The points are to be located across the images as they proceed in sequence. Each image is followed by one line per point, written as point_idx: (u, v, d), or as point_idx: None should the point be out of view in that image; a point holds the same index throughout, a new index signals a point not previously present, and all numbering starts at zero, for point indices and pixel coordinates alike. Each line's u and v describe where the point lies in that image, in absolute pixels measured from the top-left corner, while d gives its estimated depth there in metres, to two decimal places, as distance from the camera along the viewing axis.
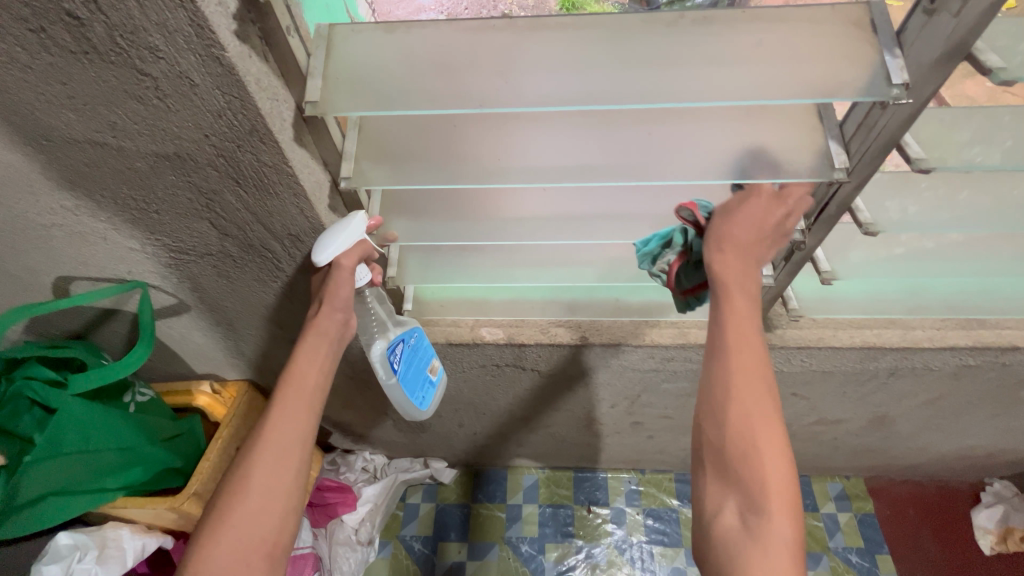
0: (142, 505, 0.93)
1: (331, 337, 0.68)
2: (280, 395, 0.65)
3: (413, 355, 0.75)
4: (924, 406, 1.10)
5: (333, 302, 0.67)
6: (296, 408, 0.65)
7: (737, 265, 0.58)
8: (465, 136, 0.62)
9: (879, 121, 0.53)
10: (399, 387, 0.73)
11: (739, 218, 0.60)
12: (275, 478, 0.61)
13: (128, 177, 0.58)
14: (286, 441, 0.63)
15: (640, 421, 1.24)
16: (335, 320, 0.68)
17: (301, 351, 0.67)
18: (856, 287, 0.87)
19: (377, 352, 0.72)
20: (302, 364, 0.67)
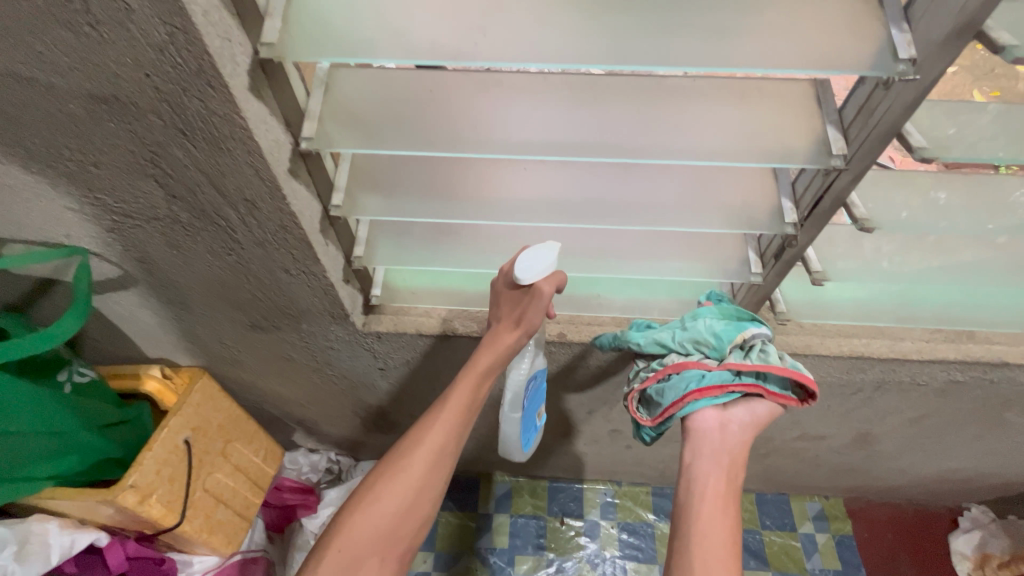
0: (72, 497, 0.84)
1: (505, 353, 0.73)
2: (455, 386, 0.74)
3: (535, 392, 0.85)
4: (908, 424, 1.07)
5: (530, 318, 0.71)
6: (459, 407, 0.73)
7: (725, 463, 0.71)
8: (442, 102, 0.57)
9: (880, 104, 0.50)
10: (518, 420, 0.82)
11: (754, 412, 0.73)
12: (438, 459, 0.73)
13: (61, 122, 0.52)
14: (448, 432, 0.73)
15: (618, 429, 1.19)
16: (519, 331, 0.72)
17: (482, 353, 0.73)
18: (844, 295, 0.84)
19: (513, 381, 0.79)
20: (480, 362, 0.73)
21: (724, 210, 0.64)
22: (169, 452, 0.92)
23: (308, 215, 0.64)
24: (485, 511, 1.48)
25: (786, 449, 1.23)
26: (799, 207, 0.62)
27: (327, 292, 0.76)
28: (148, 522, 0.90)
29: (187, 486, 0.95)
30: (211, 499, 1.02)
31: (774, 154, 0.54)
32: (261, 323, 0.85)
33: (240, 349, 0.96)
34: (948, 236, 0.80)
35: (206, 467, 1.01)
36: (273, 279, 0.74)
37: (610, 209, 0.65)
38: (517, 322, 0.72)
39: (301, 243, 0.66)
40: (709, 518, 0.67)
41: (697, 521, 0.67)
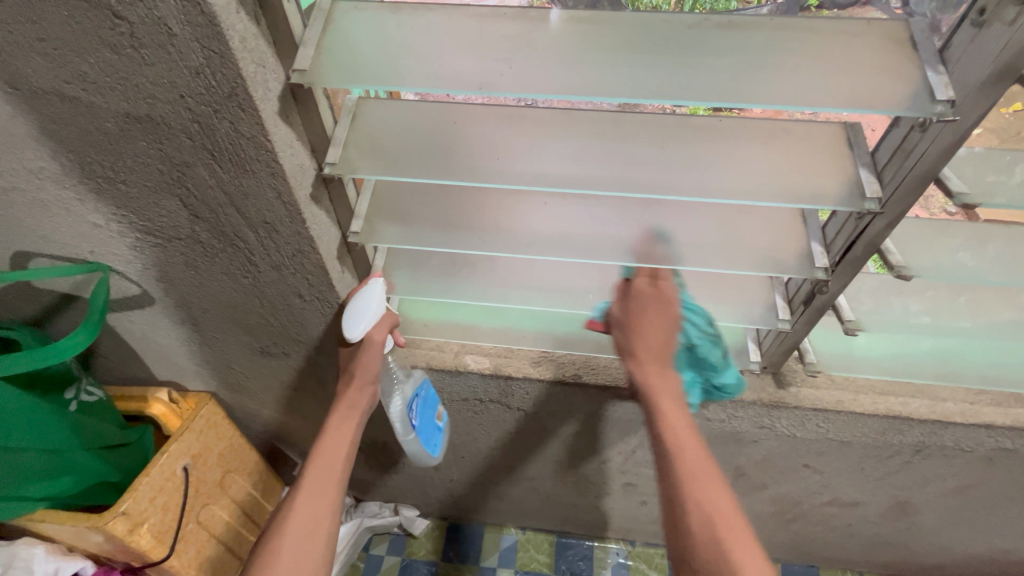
0: (62, 521, 0.82)
1: (360, 401, 0.72)
2: (322, 440, 0.71)
3: (425, 406, 0.82)
4: (951, 495, 0.98)
5: (364, 376, 0.72)
6: (323, 483, 0.67)
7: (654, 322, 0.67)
8: (465, 132, 0.58)
9: (916, 146, 0.48)
10: (417, 441, 0.81)
11: (639, 337, 0.66)
12: (304, 555, 0.62)
13: (97, 140, 0.54)
14: (312, 517, 0.65)
15: (633, 482, 1.12)
16: (364, 391, 0.72)
17: (331, 426, 0.72)
18: (879, 348, 0.80)
19: (394, 409, 0.79)
20: (331, 436, 0.71)
21: (750, 253, 0.62)
22: (166, 480, 0.88)
23: (326, 241, 0.64)
24: (488, 564, 1.39)
25: (815, 516, 1.14)
26: (830, 252, 0.60)
27: (338, 321, 0.74)
28: (136, 552, 0.86)
29: (179, 516, 0.92)
30: (204, 532, 0.98)
31: (804, 196, 0.52)
32: (271, 349, 0.84)
33: (248, 376, 0.94)
34: (987, 291, 0.76)
35: (202, 497, 0.97)
36: (285, 305, 0.73)
37: (630, 247, 0.63)
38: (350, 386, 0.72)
39: (317, 268, 0.66)
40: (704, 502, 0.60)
41: (706, 513, 0.60)
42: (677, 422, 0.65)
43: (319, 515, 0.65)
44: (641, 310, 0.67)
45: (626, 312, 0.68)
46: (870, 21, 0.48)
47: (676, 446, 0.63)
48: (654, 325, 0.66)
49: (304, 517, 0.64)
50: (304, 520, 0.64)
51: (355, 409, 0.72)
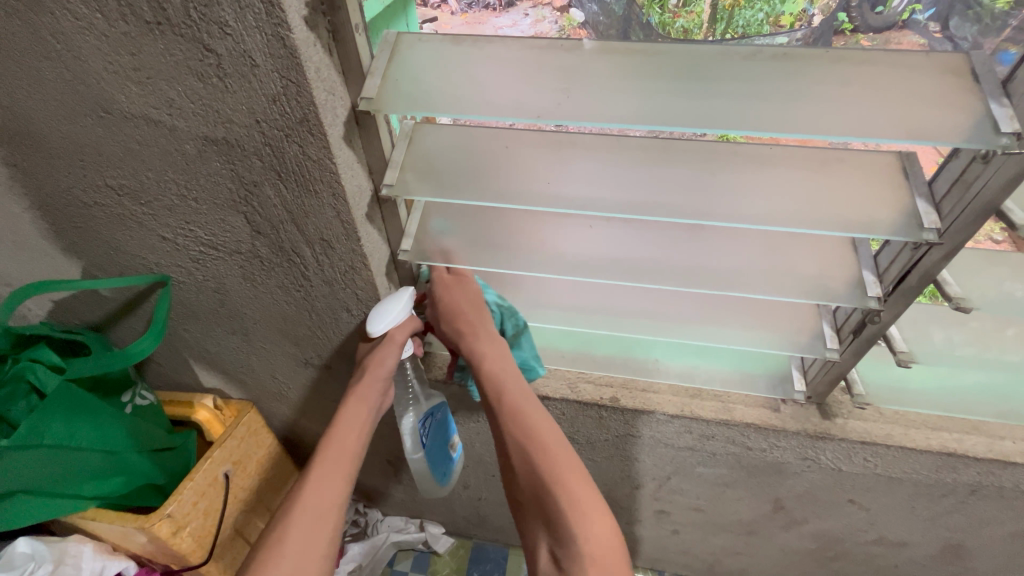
0: (112, 520, 0.85)
1: (374, 390, 0.71)
2: (336, 428, 0.70)
3: (440, 430, 0.80)
4: (1010, 540, 0.93)
5: (377, 373, 0.71)
6: (332, 473, 0.67)
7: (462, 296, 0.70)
8: (515, 156, 0.59)
9: (978, 177, 0.48)
10: (423, 461, 0.77)
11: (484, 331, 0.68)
12: (310, 545, 0.62)
13: (175, 159, 0.57)
14: (320, 508, 0.65)
15: (666, 510, 1.10)
16: (376, 388, 0.71)
17: (342, 417, 0.71)
18: (930, 381, 0.78)
19: (406, 424, 0.76)
20: (340, 428, 0.70)
21: (799, 280, 0.61)
22: (208, 485, 0.91)
23: (377, 258, 0.67)
24: None
25: (860, 555, 1.09)
26: (884, 281, 0.59)
27: None
28: (176, 555, 0.89)
29: (217, 521, 0.94)
30: (238, 538, 1.02)
31: (860, 226, 0.52)
32: (314, 360, 0.87)
33: (290, 386, 0.97)
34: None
35: (238, 504, 1.00)
36: (333, 318, 0.76)
37: (673, 271, 0.64)
38: (362, 381, 0.71)
39: (367, 284, 0.68)
40: (571, 471, 0.61)
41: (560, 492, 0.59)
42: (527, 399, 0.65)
43: (327, 504, 0.65)
44: (454, 292, 0.70)
45: (443, 292, 0.70)
46: (927, 54, 0.48)
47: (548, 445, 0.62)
48: (462, 303, 0.69)
49: (312, 506, 0.65)
50: (312, 509, 0.65)
51: (367, 401, 0.70)
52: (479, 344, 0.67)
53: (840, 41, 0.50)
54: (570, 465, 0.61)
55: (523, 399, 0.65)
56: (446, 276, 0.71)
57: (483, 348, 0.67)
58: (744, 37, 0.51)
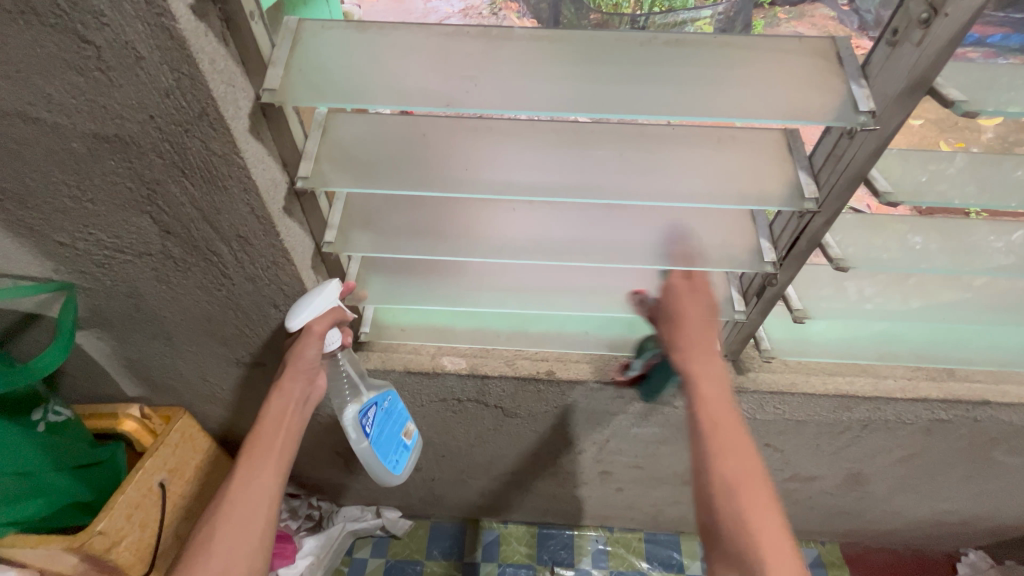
0: (34, 544, 0.80)
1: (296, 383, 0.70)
2: (263, 423, 0.70)
3: (386, 419, 0.78)
4: (898, 465, 1.07)
5: (299, 363, 0.69)
6: (261, 472, 0.67)
7: (697, 306, 0.68)
8: (435, 143, 0.60)
9: (846, 151, 0.53)
10: (371, 450, 0.75)
11: (685, 326, 0.67)
12: (241, 543, 0.64)
13: (61, 159, 0.53)
14: (250, 507, 0.66)
15: (609, 471, 1.17)
16: (298, 379, 0.70)
17: (268, 411, 0.71)
18: (827, 334, 0.87)
19: (348, 416, 0.75)
20: (266, 426, 0.70)
21: (702, 250, 0.67)
22: (142, 497, 0.87)
23: (300, 252, 0.66)
24: (472, 560, 1.42)
25: (779, 492, 1.21)
26: (777, 246, 0.65)
27: None
28: (114, 570, 0.86)
29: (156, 532, 0.91)
30: (180, 547, 0.98)
31: (752, 198, 0.57)
32: (246, 359, 0.85)
33: (223, 388, 0.94)
34: (932, 277, 0.82)
35: (179, 512, 0.96)
36: (261, 315, 0.74)
37: (596, 247, 0.67)
38: (285, 374, 0.71)
39: (292, 278, 0.67)
40: (746, 501, 0.60)
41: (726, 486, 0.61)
42: (722, 410, 0.65)
43: (258, 504, 0.66)
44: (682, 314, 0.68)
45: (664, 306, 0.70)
46: (800, 39, 0.53)
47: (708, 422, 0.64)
48: (693, 317, 0.68)
49: (242, 506, 0.65)
50: (240, 509, 0.65)
51: (290, 396, 0.71)
52: (694, 364, 0.66)
53: (759, 15, 0.57)
54: (746, 470, 0.62)
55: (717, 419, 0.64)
56: (683, 284, 0.69)
57: (693, 364, 0.66)
58: (670, 11, 0.55)
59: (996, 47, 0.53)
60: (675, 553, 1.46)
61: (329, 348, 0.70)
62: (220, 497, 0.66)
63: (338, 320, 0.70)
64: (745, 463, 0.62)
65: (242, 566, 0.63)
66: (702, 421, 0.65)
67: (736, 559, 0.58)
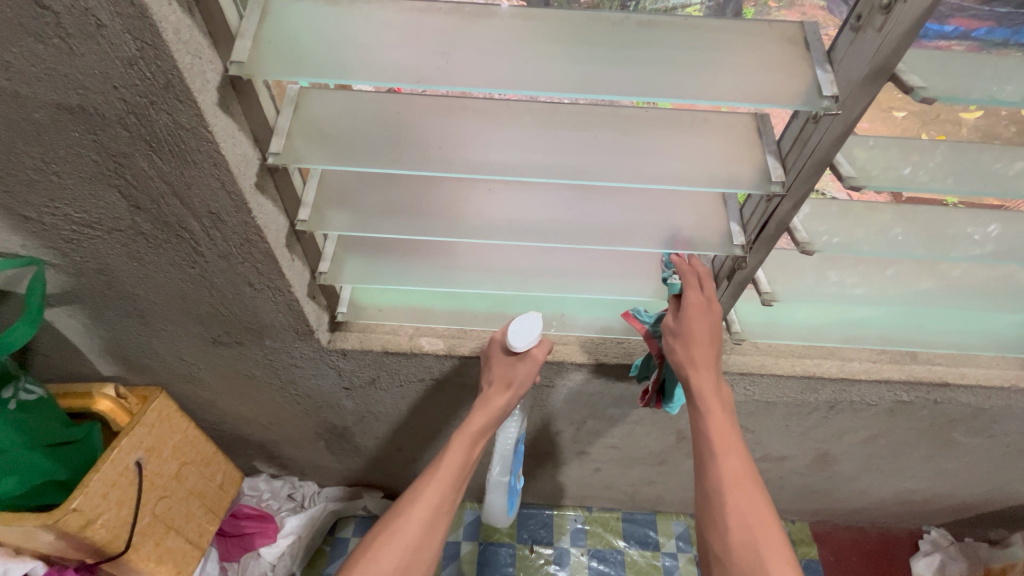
0: (9, 522, 0.80)
1: (495, 414, 0.78)
2: (456, 438, 0.76)
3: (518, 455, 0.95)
4: (863, 445, 1.11)
5: (518, 386, 0.79)
6: (446, 480, 0.73)
7: (702, 322, 0.69)
8: (410, 122, 0.59)
9: (813, 135, 0.55)
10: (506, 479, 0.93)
11: (696, 344, 0.69)
12: (429, 541, 0.69)
13: (24, 130, 0.52)
14: (440, 511, 0.71)
15: (587, 451, 1.20)
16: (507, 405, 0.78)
17: (467, 427, 0.77)
18: (797, 317, 0.89)
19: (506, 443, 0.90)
20: (457, 442, 0.76)
21: (673, 232, 0.68)
22: (119, 475, 0.87)
23: (274, 230, 0.65)
24: (452, 539, 1.45)
25: None
26: (748, 230, 0.67)
27: (292, 307, 0.76)
28: (90, 547, 0.87)
29: (134, 509, 0.91)
30: (161, 525, 0.98)
31: (722, 180, 0.58)
32: (223, 338, 0.84)
33: (200, 368, 0.93)
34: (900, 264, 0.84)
35: (158, 490, 0.96)
36: (236, 294, 0.74)
37: (572, 229, 0.68)
38: (496, 392, 0.79)
39: (266, 257, 0.67)
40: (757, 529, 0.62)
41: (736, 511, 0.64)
42: (730, 436, 0.67)
43: (440, 515, 0.71)
44: (694, 320, 0.69)
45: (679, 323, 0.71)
46: (770, 23, 0.53)
47: (720, 447, 0.66)
48: (702, 332, 0.69)
49: (436, 507, 0.71)
50: (433, 513, 0.70)
51: (489, 418, 0.77)
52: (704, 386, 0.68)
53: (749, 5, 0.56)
54: (749, 500, 0.64)
55: (729, 445, 0.67)
56: (698, 298, 0.70)
57: (704, 382, 0.68)
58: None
59: (980, 41, 0.53)
60: (651, 531, 1.50)
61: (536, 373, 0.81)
62: (410, 495, 0.72)
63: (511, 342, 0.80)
64: (750, 492, 0.64)
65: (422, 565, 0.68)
66: (713, 443, 0.67)
67: None
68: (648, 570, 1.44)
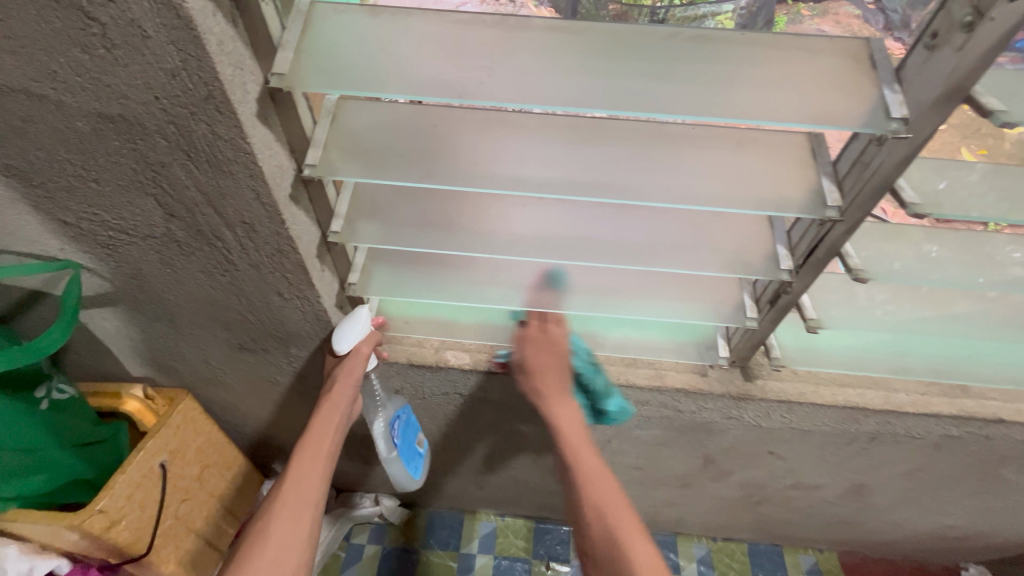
0: (36, 520, 0.81)
1: (340, 404, 0.77)
2: (309, 432, 0.76)
3: (407, 429, 0.89)
4: (903, 478, 1.05)
5: (347, 380, 0.77)
6: (309, 474, 0.73)
7: (544, 349, 0.77)
8: (445, 135, 0.58)
9: (874, 158, 0.51)
10: (398, 459, 0.86)
11: (541, 367, 0.76)
12: (293, 537, 0.68)
13: (66, 138, 0.52)
14: (303, 505, 0.71)
15: (609, 470, 1.16)
16: (346, 396, 0.77)
17: (313, 423, 0.77)
18: (839, 344, 0.84)
19: (377, 427, 0.86)
20: (313, 436, 0.76)
21: (714, 255, 0.65)
22: (143, 477, 0.88)
23: (306, 240, 0.64)
24: (467, 551, 1.43)
25: (780, 499, 1.20)
26: (795, 254, 0.63)
27: (320, 317, 0.75)
28: (113, 548, 0.87)
29: (157, 512, 0.92)
30: (181, 527, 0.99)
31: (771, 203, 0.55)
32: (249, 345, 0.84)
33: (225, 372, 0.93)
34: (955, 291, 0.79)
35: (180, 492, 0.97)
36: (264, 303, 0.73)
37: (604, 247, 0.65)
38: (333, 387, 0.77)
39: (297, 267, 0.66)
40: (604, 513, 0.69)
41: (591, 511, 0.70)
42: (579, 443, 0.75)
43: (305, 508, 0.71)
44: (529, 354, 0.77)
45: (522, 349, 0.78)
46: (834, 38, 0.50)
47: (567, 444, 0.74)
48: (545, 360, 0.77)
49: (298, 502, 0.71)
50: (294, 506, 0.70)
51: (336, 408, 0.77)
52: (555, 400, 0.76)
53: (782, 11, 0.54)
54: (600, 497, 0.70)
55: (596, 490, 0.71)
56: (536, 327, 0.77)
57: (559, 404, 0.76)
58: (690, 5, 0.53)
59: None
60: (671, 553, 1.45)
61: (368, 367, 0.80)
62: (272, 499, 0.72)
63: (377, 342, 0.79)
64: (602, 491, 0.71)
65: (293, 559, 0.67)
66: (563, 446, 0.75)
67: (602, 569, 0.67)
68: None
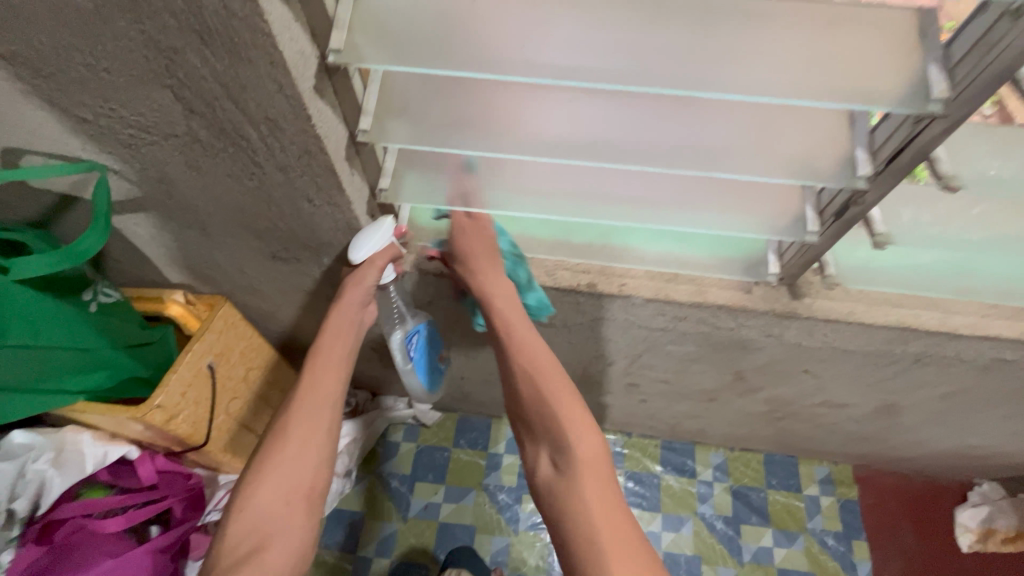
0: (103, 412, 0.87)
1: (347, 311, 0.75)
2: (323, 336, 0.75)
3: (427, 344, 0.88)
4: (938, 400, 1.04)
5: (357, 289, 0.74)
6: (324, 377, 0.73)
7: (474, 236, 0.74)
8: (484, 15, 0.51)
9: (1002, 37, 0.43)
10: (413, 371, 0.87)
11: (471, 257, 0.74)
12: (312, 434, 0.71)
13: (69, 19, 0.47)
14: (319, 406, 0.72)
15: (636, 383, 1.18)
16: (355, 303, 0.75)
17: (327, 328, 0.75)
18: (900, 261, 0.78)
19: (395, 339, 0.85)
20: (325, 341, 0.75)
21: (780, 158, 0.58)
22: (194, 376, 0.93)
23: (334, 140, 0.60)
24: (495, 451, 1.52)
25: (805, 415, 1.21)
26: (876, 158, 0.56)
27: (352, 225, 0.73)
28: (175, 438, 0.95)
29: (210, 408, 0.98)
30: (232, 422, 1.06)
31: (863, 96, 0.47)
32: (283, 254, 0.83)
33: (260, 280, 0.94)
34: None
35: (229, 391, 1.03)
36: (295, 209, 0.71)
37: (656, 150, 0.59)
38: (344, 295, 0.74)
39: (325, 170, 0.62)
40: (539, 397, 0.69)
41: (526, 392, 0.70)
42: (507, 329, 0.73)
43: (321, 408, 0.72)
44: (463, 236, 0.74)
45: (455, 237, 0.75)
46: None
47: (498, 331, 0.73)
48: (476, 245, 0.74)
49: (314, 403, 0.72)
50: (312, 407, 0.71)
51: (346, 316, 0.75)
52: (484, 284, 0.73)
53: None
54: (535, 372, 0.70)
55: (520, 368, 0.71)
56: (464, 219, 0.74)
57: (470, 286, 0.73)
58: None
59: None
60: (688, 460, 1.52)
61: (382, 280, 0.76)
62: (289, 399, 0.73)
63: (395, 257, 0.75)
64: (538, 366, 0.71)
65: (314, 455, 0.70)
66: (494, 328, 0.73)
67: (559, 455, 0.67)
68: (683, 495, 1.48)
